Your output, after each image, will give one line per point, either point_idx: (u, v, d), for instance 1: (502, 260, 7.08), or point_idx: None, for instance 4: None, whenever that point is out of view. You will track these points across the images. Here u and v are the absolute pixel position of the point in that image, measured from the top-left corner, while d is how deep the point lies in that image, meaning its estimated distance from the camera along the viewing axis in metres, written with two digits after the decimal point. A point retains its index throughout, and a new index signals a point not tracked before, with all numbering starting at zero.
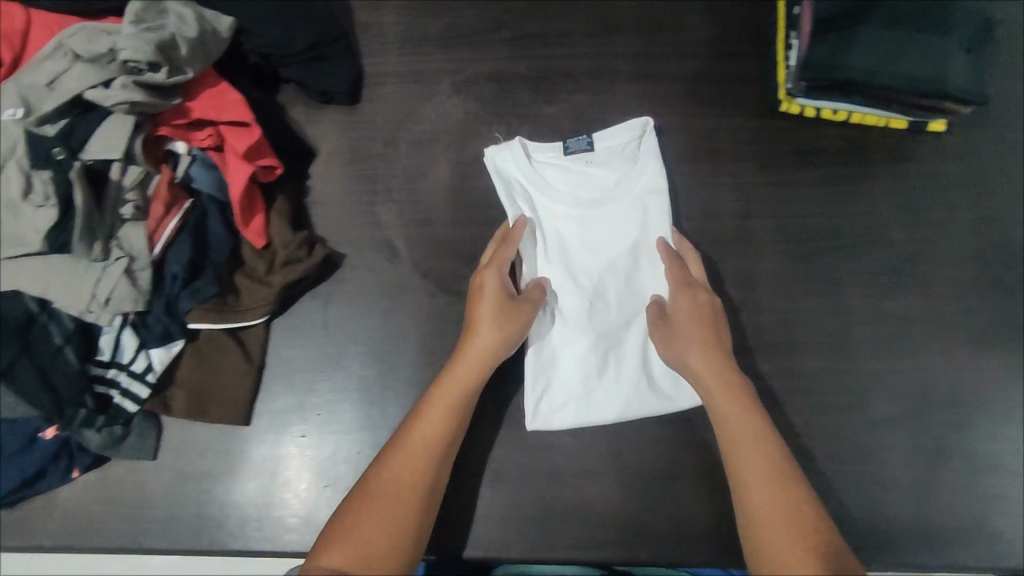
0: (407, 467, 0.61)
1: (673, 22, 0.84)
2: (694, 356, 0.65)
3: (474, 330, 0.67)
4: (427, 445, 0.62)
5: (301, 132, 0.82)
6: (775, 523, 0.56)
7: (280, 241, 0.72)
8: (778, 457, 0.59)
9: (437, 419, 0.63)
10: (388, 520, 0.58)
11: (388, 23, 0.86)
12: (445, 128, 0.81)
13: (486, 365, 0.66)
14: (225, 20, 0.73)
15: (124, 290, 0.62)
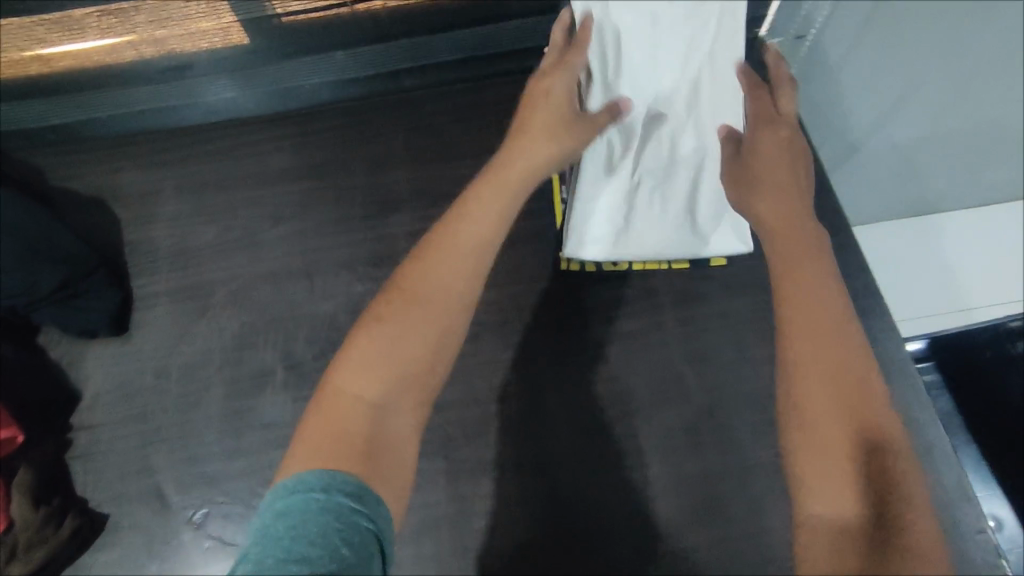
0: (450, 286, 0.49)
1: (448, 193, 0.85)
2: (767, 193, 0.55)
3: (531, 129, 0.57)
4: (455, 276, 0.50)
5: (65, 375, 0.76)
6: (834, 375, 0.45)
7: (19, 522, 0.64)
8: (846, 313, 0.48)
9: (478, 233, 0.52)
10: (422, 331, 0.48)
11: (158, 236, 0.84)
12: (216, 337, 0.77)
13: (543, 161, 0.57)
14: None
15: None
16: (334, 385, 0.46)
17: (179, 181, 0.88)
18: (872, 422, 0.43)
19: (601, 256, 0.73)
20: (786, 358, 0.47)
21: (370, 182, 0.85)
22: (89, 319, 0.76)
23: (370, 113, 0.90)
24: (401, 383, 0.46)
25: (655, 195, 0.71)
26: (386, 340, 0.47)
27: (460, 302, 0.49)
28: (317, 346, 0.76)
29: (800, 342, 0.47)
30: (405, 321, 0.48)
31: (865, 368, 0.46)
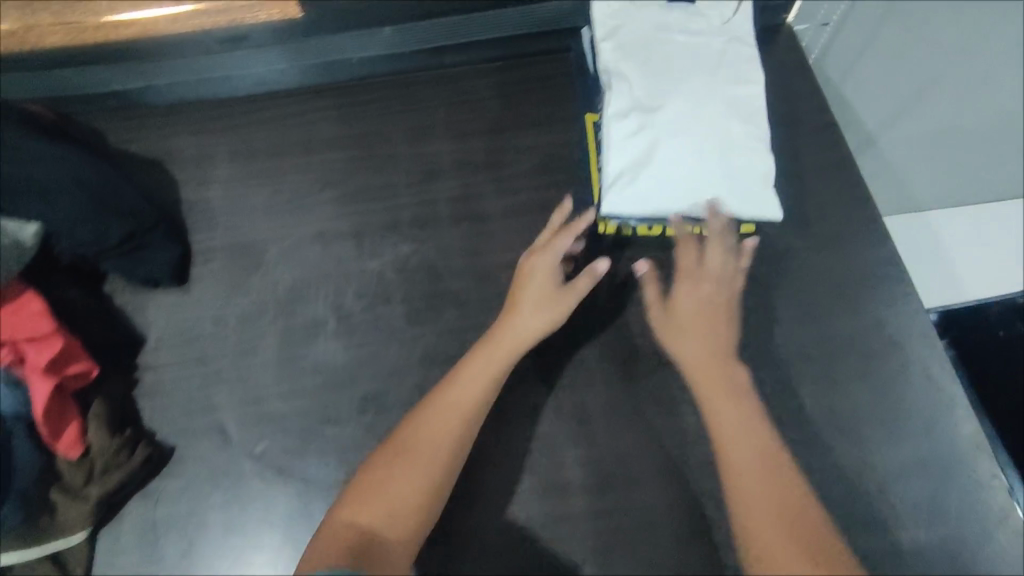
0: (450, 449, 0.63)
1: (488, 162, 0.89)
2: (691, 339, 0.67)
3: (519, 310, 0.69)
4: (443, 442, 0.63)
5: (128, 320, 0.81)
6: (756, 498, 0.59)
7: (98, 446, 0.70)
8: (762, 440, 0.62)
9: (467, 413, 0.64)
10: (417, 477, 0.61)
11: (214, 196, 0.88)
12: (269, 289, 0.81)
13: (507, 361, 0.67)
14: (28, 230, 0.72)
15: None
16: (335, 521, 0.59)
17: (232, 145, 0.92)
18: (802, 540, 0.56)
19: (637, 213, 0.73)
20: (732, 485, 0.60)
21: (414, 151, 0.90)
22: (154, 269, 0.81)
23: (414, 86, 0.94)
24: (393, 513, 0.59)
25: (691, 157, 0.73)
26: (388, 504, 0.59)
27: (459, 455, 0.63)
28: (365, 299, 0.80)
29: (734, 461, 0.61)
30: (405, 487, 0.60)
31: (787, 486, 0.59)
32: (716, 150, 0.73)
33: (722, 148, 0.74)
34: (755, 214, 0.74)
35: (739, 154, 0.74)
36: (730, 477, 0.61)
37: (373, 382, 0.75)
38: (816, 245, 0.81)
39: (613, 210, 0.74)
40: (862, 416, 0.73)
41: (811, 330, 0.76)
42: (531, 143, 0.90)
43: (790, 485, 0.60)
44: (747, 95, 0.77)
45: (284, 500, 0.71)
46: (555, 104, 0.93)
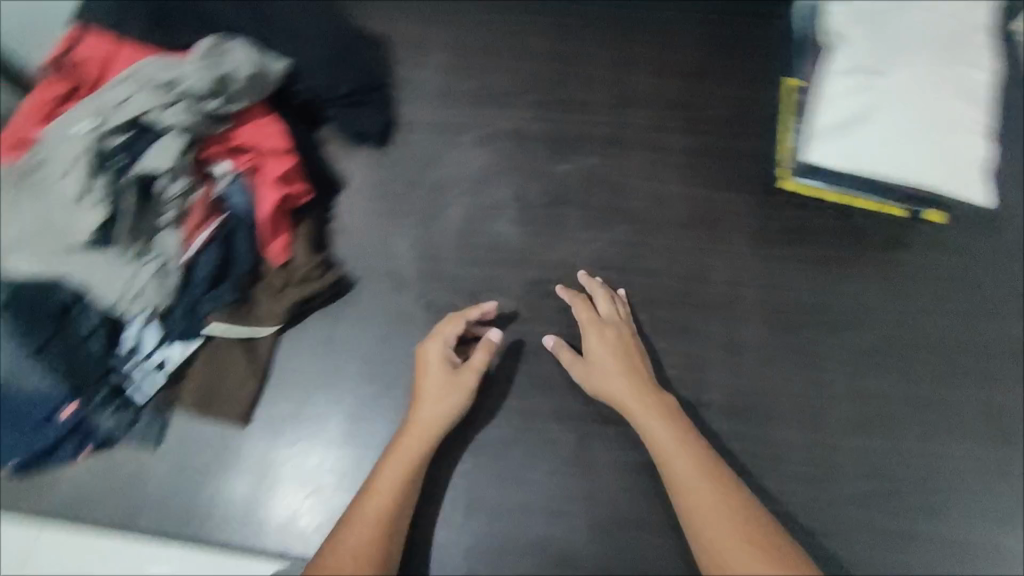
0: (394, 496, 0.64)
1: (680, 100, 0.92)
2: (608, 374, 0.70)
3: (425, 400, 0.69)
4: (388, 499, 0.63)
5: (333, 164, 0.89)
6: (712, 521, 0.59)
7: (300, 261, 0.79)
8: (679, 457, 0.64)
9: (402, 477, 0.65)
10: (390, 472, 0.65)
11: (425, 79, 0.96)
12: (462, 170, 0.89)
13: (456, 405, 0.69)
14: (278, 64, 0.82)
15: (152, 291, 0.70)
16: (331, 542, 0.60)
17: (446, 38, 0.99)
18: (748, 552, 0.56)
19: (839, 168, 0.75)
20: (692, 526, 0.60)
21: (612, 76, 0.94)
22: (366, 127, 0.89)
23: (624, 15, 0.98)
24: (374, 514, 0.62)
25: (904, 123, 0.74)
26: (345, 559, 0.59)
27: (408, 492, 0.65)
28: (546, 197, 0.86)
29: (683, 476, 0.62)
30: (379, 504, 0.63)
31: (717, 493, 0.61)
32: (932, 121, 0.74)
33: (939, 123, 0.74)
34: (957, 191, 0.73)
35: (955, 131, 0.74)
36: (687, 513, 0.61)
37: (541, 269, 0.82)
38: (1004, 252, 0.79)
39: (816, 159, 0.76)
40: (1014, 422, 0.72)
41: (978, 323, 0.76)
42: (727, 94, 0.92)
43: (724, 491, 0.61)
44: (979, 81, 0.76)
45: None
46: (759, 57, 0.94)
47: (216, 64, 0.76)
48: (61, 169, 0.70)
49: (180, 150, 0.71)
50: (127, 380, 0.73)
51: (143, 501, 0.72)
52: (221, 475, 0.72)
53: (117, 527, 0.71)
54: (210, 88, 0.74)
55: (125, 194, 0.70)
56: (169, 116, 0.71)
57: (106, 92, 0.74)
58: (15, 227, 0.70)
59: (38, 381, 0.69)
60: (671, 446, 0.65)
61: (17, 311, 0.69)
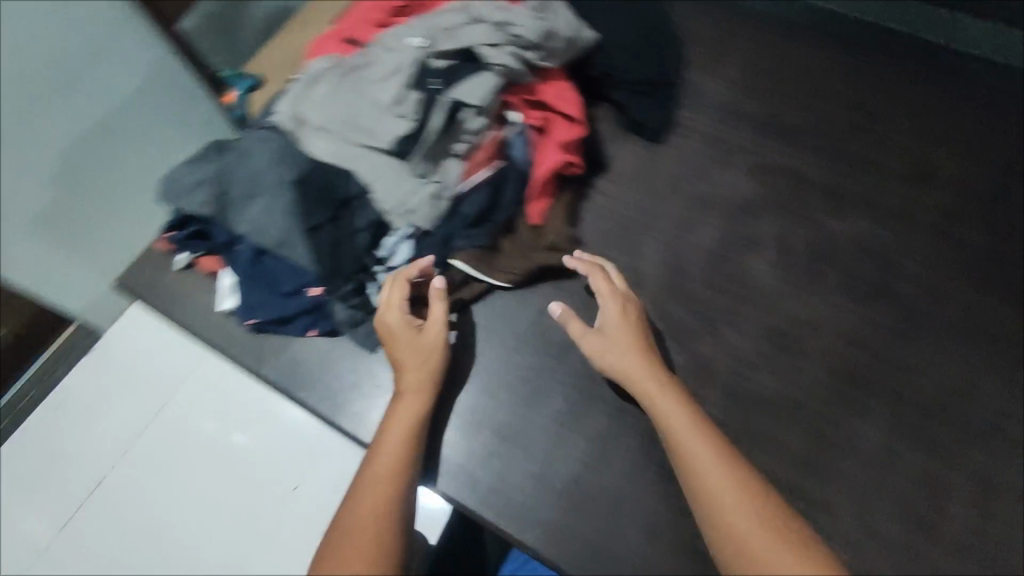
0: (403, 454, 0.66)
1: (993, 192, 0.82)
2: (624, 354, 0.68)
3: (407, 368, 0.70)
4: (395, 453, 0.66)
5: (601, 145, 0.88)
6: (735, 517, 0.56)
7: (552, 228, 0.78)
8: (711, 461, 0.60)
9: (403, 432, 0.67)
10: (389, 452, 0.66)
11: (712, 88, 0.92)
12: (728, 189, 0.84)
13: (439, 367, 0.71)
14: (589, 34, 0.81)
15: (425, 210, 0.72)
16: (338, 526, 0.61)
17: (744, 52, 0.95)
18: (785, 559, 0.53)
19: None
20: (712, 533, 0.57)
21: (919, 144, 0.86)
22: (646, 118, 0.88)
23: (949, 84, 0.89)
24: (383, 498, 0.62)
25: None
26: (358, 513, 0.61)
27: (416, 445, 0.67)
28: (811, 246, 0.80)
29: (703, 472, 0.59)
30: (380, 482, 0.63)
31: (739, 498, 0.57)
32: None
33: None
34: None
35: None
36: (707, 517, 0.58)
37: (785, 319, 0.76)
38: None
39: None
40: None
41: None
42: None
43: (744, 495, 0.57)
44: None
45: (664, 361, 0.75)
46: None
47: (545, 18, 0.78)
48: (387, 74, 0.74)
49: (493, 89, 0.73)
50: (372, 283, 0.76)
51: (349, 395, 0.76)
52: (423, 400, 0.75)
53: (320, 410, 0.76)
54: (535, 40, 0.75)
55: (432, 114, 0.73)
56: (494, 55, 0.74)
57: (437, 17, 0.78)
58: (327, 111, 0.75)
59: (299, 256, 0.72)
60: (681, 442, 0.62)
61: (305, 187, 0.73)
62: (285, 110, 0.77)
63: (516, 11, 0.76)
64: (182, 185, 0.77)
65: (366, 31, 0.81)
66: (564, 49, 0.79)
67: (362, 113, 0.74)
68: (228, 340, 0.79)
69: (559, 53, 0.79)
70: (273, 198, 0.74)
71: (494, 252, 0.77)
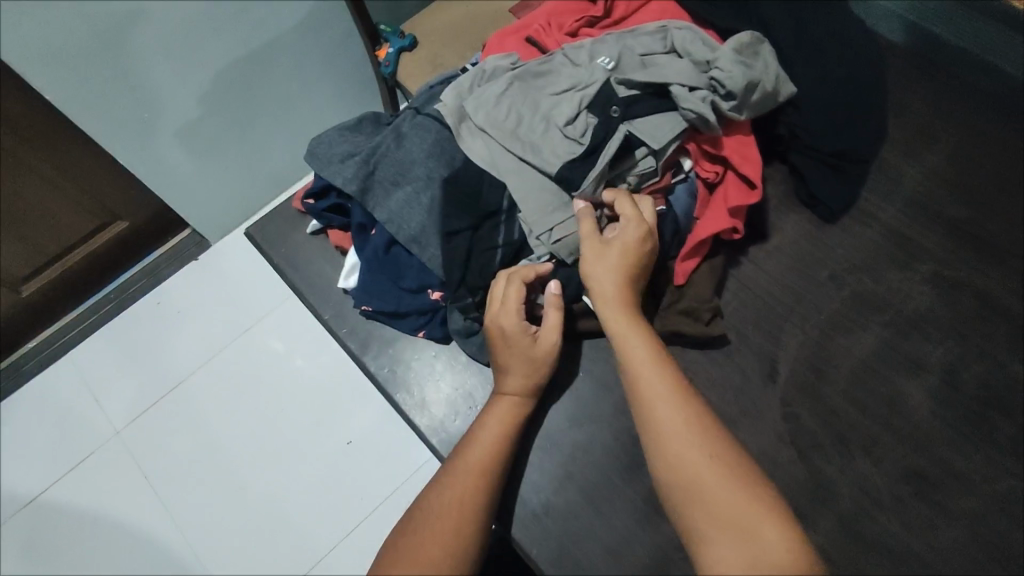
0: (495, 453, 0.65)
1: None
2: (606, 271, 0.64)
3: (508, 370, 0.68)
4: (489, 450, 0.65)
5: (767, 211, 0.80)
6: (688, 463, 0.54)
7: (693, 289, 0.73)
8: (666, 401, 0.58)
9: (499, 430, 0.66)
10: (478, 450, 0.65)
11: (909, 175, 0.81)
12: (897, 297, 0.75)
13: (542, 373, 0.68)
14: (788, 90, 0.73)
15: (571, 242, 0.68)
16: (413, 516, 0.61)
17: (957, 144, 0.83)
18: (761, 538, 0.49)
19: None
20: (668, 483, 0.55)
21: None
22: (827, 194, 0.78)
23: None
24: (462, 496, 0.61)
25: None
26: (445, 500, 0.61)
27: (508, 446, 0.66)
28: (978, 389, 0.71)
29: (659, 420, 0.57)
30: (466, 480, 0.62)
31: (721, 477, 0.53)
32: None
33: None
34: None
35: None
36: (663, 472, 0.55)
37: (927, 462, 0.68)
38: None
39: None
40: None
41: None
42: None
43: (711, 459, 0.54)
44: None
45: (780, 468, 0.68)
46: None
47: (750, 65, 0.70)
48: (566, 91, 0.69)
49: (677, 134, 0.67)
50: None
51: (442, 407, 0.74)
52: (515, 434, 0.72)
53: (410, 414, 0.74)
54: (739, 90, 0.67)
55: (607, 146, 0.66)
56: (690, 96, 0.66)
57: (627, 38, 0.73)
58: (494, 111, 0.70)
59: (430, 255, 0.70)
60: (638, 384, 0.59)
61: (454, 189, 0.71)
62: (449, 99, 0.73)
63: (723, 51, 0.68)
64: (333, 155, 0.76)
65: (551, 38, 0.77)
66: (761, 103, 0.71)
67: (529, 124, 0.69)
68: (338, 316, 0.79)
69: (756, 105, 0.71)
70: (419, 190, 0.72)
71: None
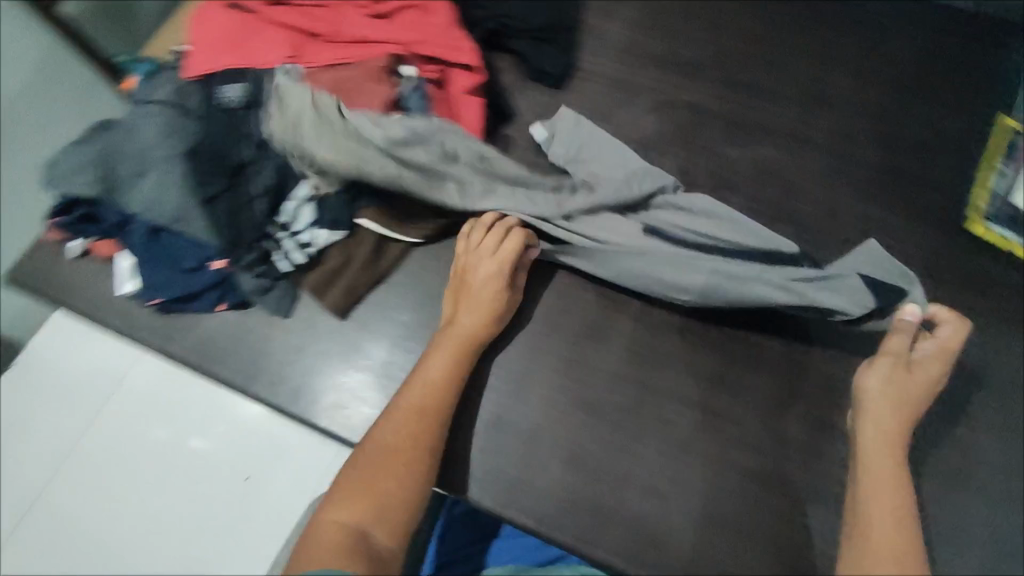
0: (439, 392, 0.65)
1: (879, 112, 0.85)
2: (878, 423, 0.61)
3: (465, 310, 0.69)
4: (435, 389, 0.65)
5: (504, 95, 0.87)
6: (874, 516, 0.56)
7: None
8: (894, 488, 0.58)
9: (445, 368, 0.66)
10: (429, 386, 0.65)
11: (613, 29, 0.91)
12: (629, 128, 0.85)
13: (498, 317, 0.69)
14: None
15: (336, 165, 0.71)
16: (362, 456, 0.60)
17: None
18: (893, 495, 0.57)
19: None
20: (856, 541, 0.56)
21: (811, 71, 0.87)
22: (546, 62, 0.87)
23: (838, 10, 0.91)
24: (417, 436, 0.62)
25: None
26: (392, 438, 0.61)
27: (456, 385, 0.66)
28: (710, 177, 0.82)
29: (875, 503, 0.57)
30: (413, 415, 0.63)
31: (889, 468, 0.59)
32: None
33: None
34: None
35: None
36: (853, 530, 0.57)
37: None
38: None
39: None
40: None
41: None
42: (930, 118, 0.85)
43: (901, 463, 0.60)
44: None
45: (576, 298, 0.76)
46: (976, 88, 0.86)
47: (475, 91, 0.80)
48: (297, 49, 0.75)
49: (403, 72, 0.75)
50: (275, 249, 0.74)
51: (260, 364, 0.74)
52: (338, 360, 0.73)
53: (234, 381, 0.74)
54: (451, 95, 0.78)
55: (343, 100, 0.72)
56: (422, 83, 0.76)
57: (341, 35, 0.76)
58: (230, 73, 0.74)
59: (198, 229, 0.70)
60: (869, 478, 0.59)
61: (197, 158, 0.71)
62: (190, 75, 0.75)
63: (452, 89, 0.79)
64: (61, 167, 0.72)
65: None
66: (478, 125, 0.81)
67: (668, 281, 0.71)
68: (133, 321, 0.76)
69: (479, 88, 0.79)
70: (165, 171, 0.70)
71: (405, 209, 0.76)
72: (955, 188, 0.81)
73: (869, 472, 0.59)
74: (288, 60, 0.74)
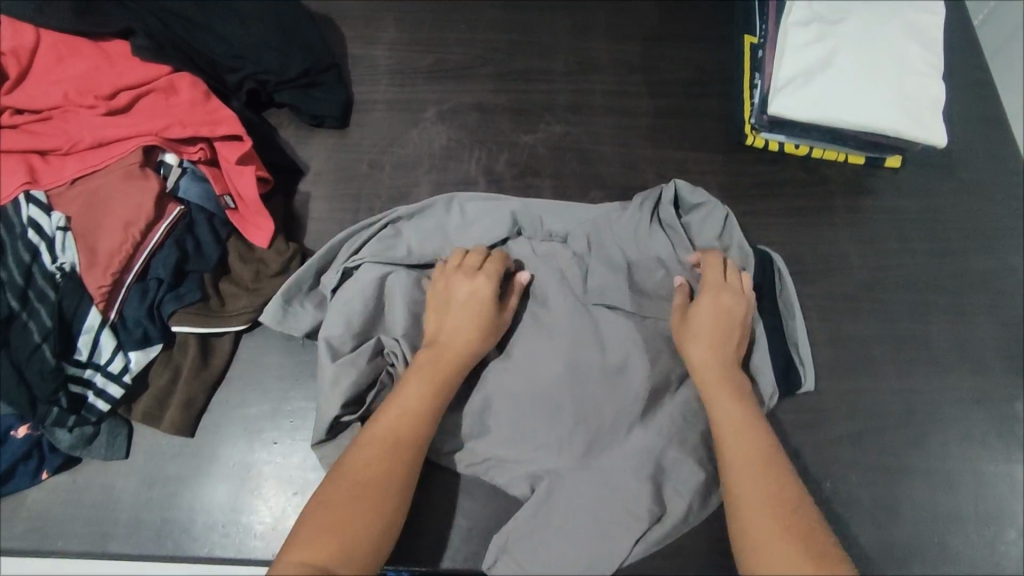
0: (391, 472, 0.58)
1: (644, 63, 0.90)
2: (710, 374, 0.63)
3: (451, 311, 0.67)
4: (386, 450, 0.59)
5: (292, 151, 0.84)
6: (751, 506, 0.55)
7: (263, 249, 0.74)
8: (746, 458, 0.58)
9: (407, 417, 0.61)
10: (406, 418, 0.61)
11: (379, 56, 0.91)
12: (425, 145, 0.85)
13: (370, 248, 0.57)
14: (236, 103, 0.80)
15: (132, 296, 0.68)
16: (323, 496, 0.57)
17: (397, 11, 0.93)
18: (755, 468, 0.57)
19: (805, 117, 0.74)
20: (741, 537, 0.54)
21: (572, 43, 0.91)
22: (322, 105, 0.84)
23: None
24: (385, 477, 0.58)
25: (846, 86, 0.74)
26: (342, 506, 0.56)
27: (422, 429, 0.61)
28: (516, 168, 0.84)
29: (748, 480, 0.56)
30: (384, 449, 0.59)
31: (753, 439, 0.59)
32: (886, 79, 0.74)
33: (886, 79, 0.74)
34: (920, 137, 0.73)
35: (908, 83, 0.74)
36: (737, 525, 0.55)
37: None
38: (959, 188, 0.81)
39: (782, 110, 0.74)
40: (987, 348, 0.73)
41: (935, 257, 0.78)
42: (689, 55, 0.91)
43: (749, 437, 0.59)
44: (920, 58, 0.75)
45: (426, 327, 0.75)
46: (718, 17, 0.93)
47: (275, 245, 0.74)
48: (50, 176, 0.69)
49: (173, 179, 0.72)
50: (87, 389, 0.66)
51: (111, 517, 0.66)
52: (199, 481, 0.67)
53: (84, 549, 0.65)
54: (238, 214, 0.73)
55: (110, 219, 0.67)
56: (204, 199, 0.73)
57: (80, 149, 0.70)
58: None
59: None
60: (728, 459, 0.58)
61: None
62: None
63: (272, 254, 0.74)
64: None
65: None
66: (285, 269, 0.74)
67: (534, 450, 0.64)
68: None
69: (272, 230, 0.74)
70: None
71: (215, 302, 0.71)
72: (729, 107, 0.87)
73: (732, 446, 0.59)
74: (24, 187, 0.67)
